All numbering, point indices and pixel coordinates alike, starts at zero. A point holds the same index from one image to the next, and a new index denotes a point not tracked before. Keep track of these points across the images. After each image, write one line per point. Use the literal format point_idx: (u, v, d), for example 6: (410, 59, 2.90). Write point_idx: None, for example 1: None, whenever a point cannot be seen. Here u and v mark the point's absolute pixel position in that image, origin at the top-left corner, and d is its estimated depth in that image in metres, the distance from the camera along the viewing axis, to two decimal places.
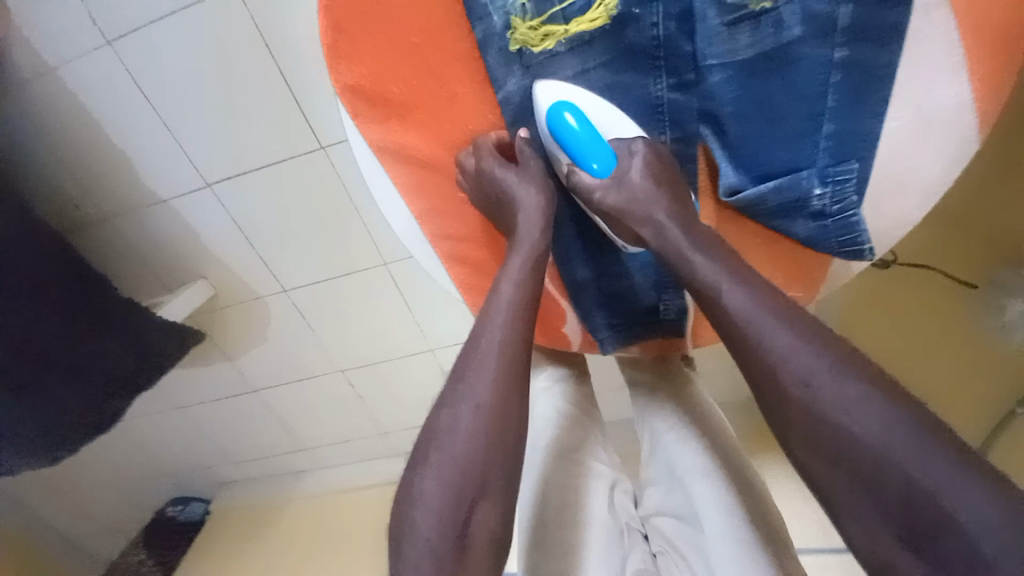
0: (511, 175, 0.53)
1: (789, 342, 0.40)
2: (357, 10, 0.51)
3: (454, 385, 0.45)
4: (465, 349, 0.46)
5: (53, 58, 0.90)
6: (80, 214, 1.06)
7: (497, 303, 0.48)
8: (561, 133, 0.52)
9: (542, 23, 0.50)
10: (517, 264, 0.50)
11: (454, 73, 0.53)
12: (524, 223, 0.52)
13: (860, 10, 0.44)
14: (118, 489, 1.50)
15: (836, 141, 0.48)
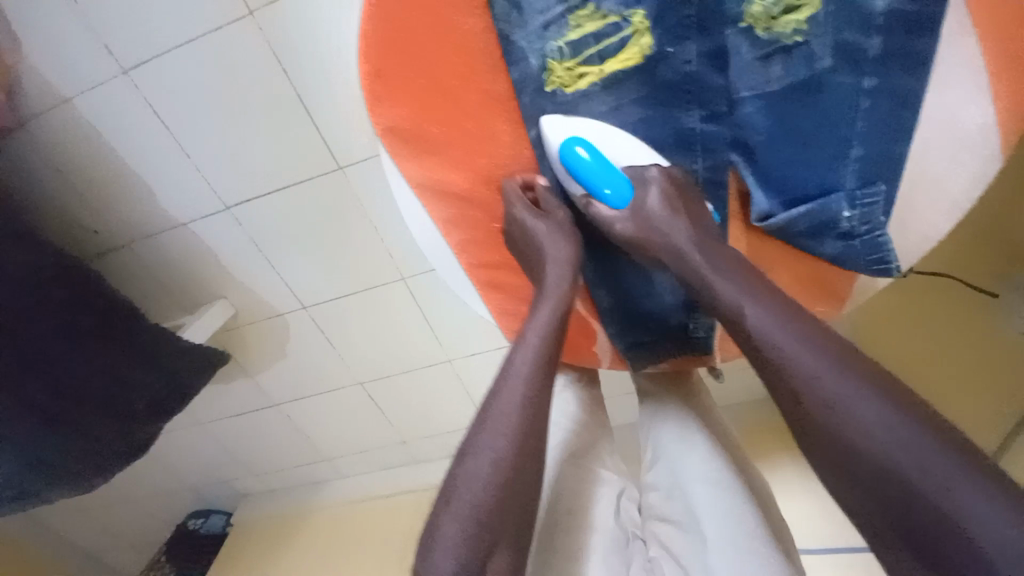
0: (542, 222, 0.54)
1: (814, 363, 0.41)
2: (398, 53, 0.52)
3: (475, 431, 0.47)
4: (491, 393, 0.48)
5: (66, 87, 0.89)
6: (100, 239, 1.07)
7: (521, 349, 0.49)
8: (574, 168, 0.53)
9: (578, 63, 0.52)
10: (545, 314, 0.50)
11: (496, 112, 0.55)
12: (552, 267, 0.53)
13: (890, 41, 0.45)
14: (143, 502, 1.51)
15: (865, 164, 0.49)
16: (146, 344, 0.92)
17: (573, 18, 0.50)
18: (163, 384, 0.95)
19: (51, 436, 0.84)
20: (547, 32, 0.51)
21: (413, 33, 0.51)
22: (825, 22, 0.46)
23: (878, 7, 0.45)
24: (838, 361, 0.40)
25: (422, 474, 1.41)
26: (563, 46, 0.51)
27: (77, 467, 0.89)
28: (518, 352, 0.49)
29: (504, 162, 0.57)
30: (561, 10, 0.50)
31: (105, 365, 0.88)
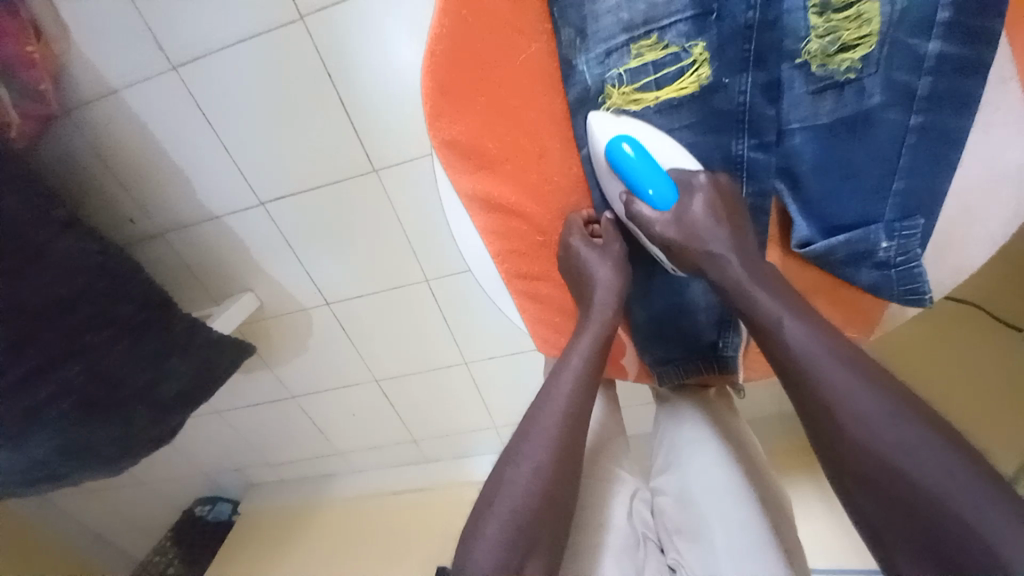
0: (591, 248, 0.58)
1: (847, 382, 0.42)
2: (463, 74, 0.55)
3: (517, 443, 0.50)
4: (533, 405, 0.52)
5: (115, 79, 0.92)
6: (135, 227, 1.09)
7: (565, 371, 0.53)
8: (619, 165, 0.54)
9: (634, 90, 0.54)
10: (586, 340, 0.54)
11: (550, 132, 0.57)
12: (599, 295, 0.56)
13: (940, 82, 0.47)
14: (156, 486, 1.54)
15: (906, 198, 0.50)
16: (180, 334, 0.95)
17: (636, 47, 0.52)
18: (194, 373, 0.97)
19: (88, 420, 0.86)
20: (608, 58, 0.53)
21: (480, 54, 0.54)
22: (878, 62, 0.48)
23: (929, 49, 0.47)
24: (871, 385, 0.41)
25: (431, 473, 1.42)
26: (623, 73, 0.54)
27: (109, 450, 0.91)
28: (563, 373, 0.53)
29: (553, 179, 0.59)
30: (625, 39, 0.52)
31: (141, 354, 0.90)
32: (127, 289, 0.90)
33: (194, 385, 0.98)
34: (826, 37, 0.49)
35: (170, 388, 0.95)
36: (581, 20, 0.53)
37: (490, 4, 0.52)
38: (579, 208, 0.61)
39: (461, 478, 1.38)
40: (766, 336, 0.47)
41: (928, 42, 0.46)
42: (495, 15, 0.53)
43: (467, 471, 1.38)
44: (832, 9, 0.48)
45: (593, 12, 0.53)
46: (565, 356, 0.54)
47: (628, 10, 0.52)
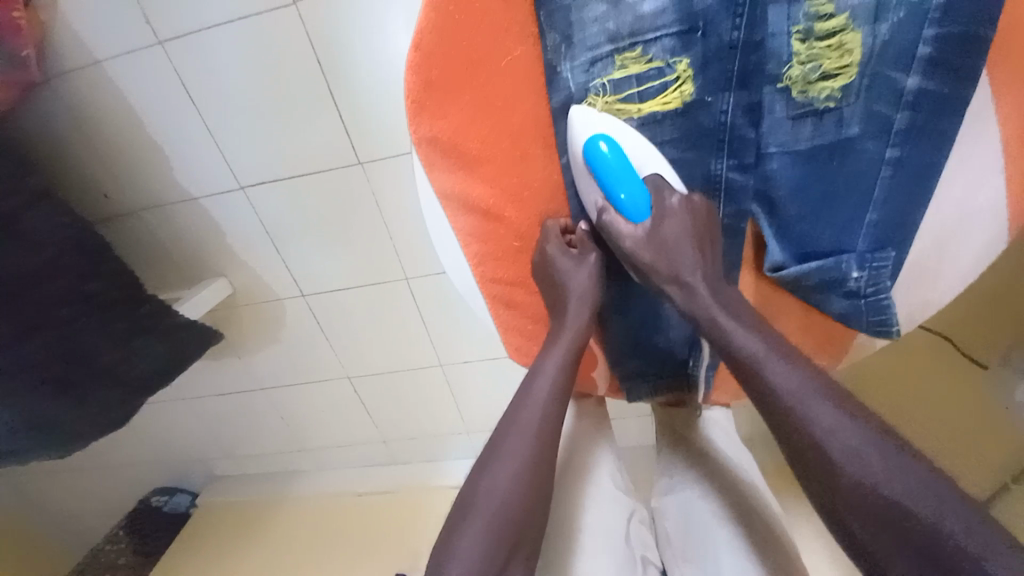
0: (566, 257, 0.57)
1: (833, 419, 0.42)
2: (446, 68, 0.53)
3: (492, 452, 0.49)
4: (509, 412, 0.51)
5: (100, 51, 0.89)
6: (109, 203, 1.06)
7: (539, 377, 0.52)
8: (597, 170, 0.54)
9: (617, 100, 0.54)
10: (560, 349, 0.54)
11: (534, 139, 0.57)
12: (573, 305, 0.56)
13: (918, 116, 0.47)
14: (113, 473, 1.49)
15: (879, 228, 0.51)
16: (147, 316, 0.91)
17: (620, 57, 0.52)
18: (160, 357, 0.94)
19: (49, 399, 0.82)
20: (592, 65, 0.53)
21: (466, 53, 0.53)
22: (858, 92, 0.48)
23: (908, 84, 0.47)
24: None
25: (399, 476, 1.39)
26: (606, 82, 0.53)
27: (71, 431, 0.87)
28: (537, 380, 0.52)
29: (533, 182, 0.59)
30: (610, 49, 0.52)
31: (108, 333, 0.87)
32: (102, 268, 0.87)
33: (158, 368, 0.95)
34: (808, 63, 0.49)
35: (133, 370, 0.91)
36: (567, 26, 0.53)
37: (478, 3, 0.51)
38: (556, 214, 0.61)
39: (430, 482, 1.35)
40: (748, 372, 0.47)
41: (908, 76, 0.47)
42: (482, 14, 0.52)
43: (437, 475, 1.36)
44: (815, 36, 0.48)
45: (579, 19, 0.52)
46: (538, 366, 0.53)
47: (614, 21, 0.51)
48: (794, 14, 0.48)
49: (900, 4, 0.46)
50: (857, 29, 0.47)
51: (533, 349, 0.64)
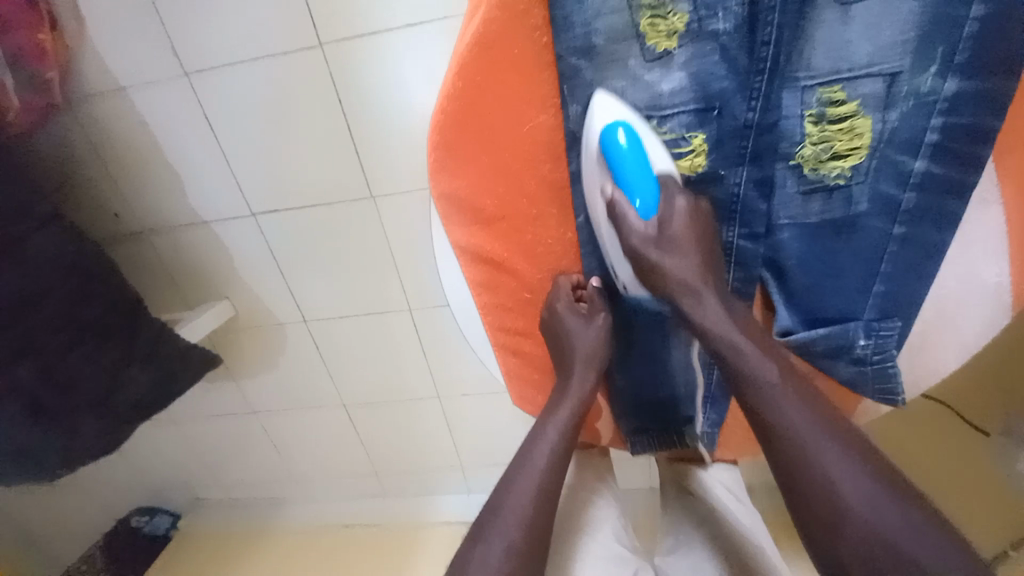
0: (576, 317, 0.58)
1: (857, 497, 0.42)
2: (468, 132, 0.55)
3: (490, 515, 0.51)
4: (512, 468, 0.53)
5: (125, 79, 0.92)
6: (118, 223, 1.07)
7: (540, 442, 0.54)
8: (612, 155, 0.52)
9: None
10: (564, 412, 0.56)
11: (548, 201, 0.58)
12: (578, 364, 0.58)
13: (922, 198, 0.49)
14: (94, 492, 1.45)
15: (885, 300, 0.52)
16: (143, 343, 0.91)
17: None
18: (151, 383, 0.92)
19: (33, 422, 0.80)
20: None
21: (488, 117, 0.54)
22: (866, 174, 0.50)
23: (915, 167, 0.49)
24: None
25: (389, 509, 1.36)
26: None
27: (52, 457, 0.84)
28: (536, 445, 0.54)
29: (546, 242, 0.59)
30: None
31: (102, 357, 0.86)
32: (93, 289, 0.85)
33: (152, 394, 0.93)
34: (819, 144, 0.50)
35: (126, 395, 0.90)
36: (587, 97, 0.53)
37: (503, 77, 0.53)
38: (569, 271, 0.61)
39: (421, 516, 1.33)
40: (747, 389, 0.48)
41: (915, 160, 0.49)
42: (505, 86, 0.53)
43: (427, 510, 1.33)
44: (827, 119, 0.50)
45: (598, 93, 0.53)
46: (539, 431, 0.55)
47: (632, 97, 0.52)
48: (807, 99, 0.49)
49: (908, 95, 0.47)
50: (867, 115, 0.48)
51: (538, 398, 0.65)
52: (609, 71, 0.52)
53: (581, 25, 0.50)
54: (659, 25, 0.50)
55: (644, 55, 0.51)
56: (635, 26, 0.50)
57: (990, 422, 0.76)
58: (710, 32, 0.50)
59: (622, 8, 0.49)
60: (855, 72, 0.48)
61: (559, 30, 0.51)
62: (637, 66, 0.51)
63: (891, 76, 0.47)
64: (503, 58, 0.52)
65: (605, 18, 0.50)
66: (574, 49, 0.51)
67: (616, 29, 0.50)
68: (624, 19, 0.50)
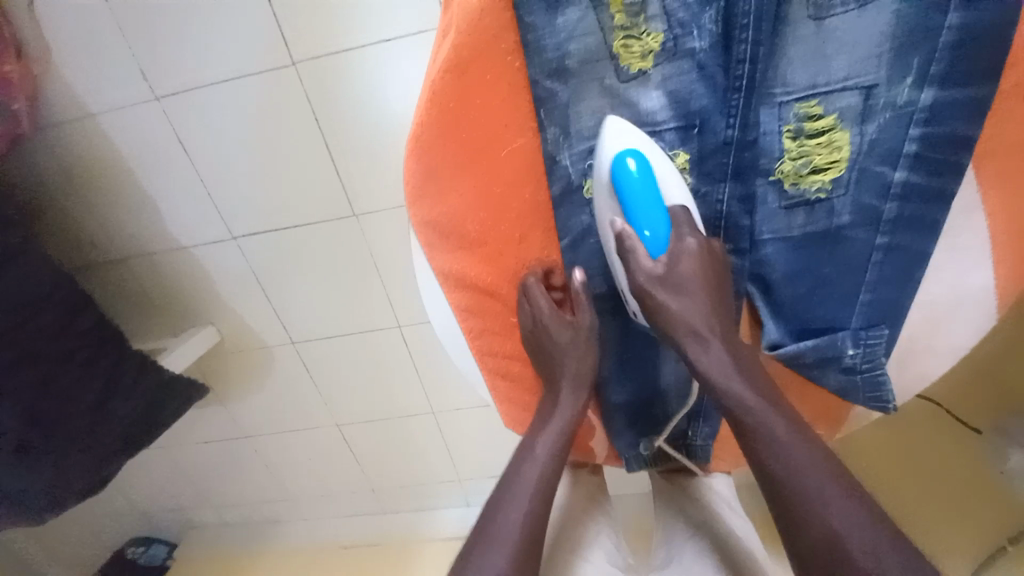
0: (560, 327, 0.58)
1: (846, 522, 0.42)
2: (449, 158, 0.53)
3: (479, 547, 0.50)
4: (501, 485, 0.54)
5: (95, 105, 0.89)
6: (96, 252, 1.05)
7: (531, 459, 0.54)
8: (622, 184, 0.51)
9: None
10: (556, 426, 0.56)
11: (534, 224, 0.58)
12: (568, 382, 0.58)
13: (906, 208, 0.49)
14: (85, 523, 1.41)
15: (872, 309, 0.52)
16: (128, 374, 0.88)
17: None
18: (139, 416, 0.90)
19: (17, 462, 0.78)
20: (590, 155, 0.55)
21: (469, 144, 0.53)
22: (847, 185, 0.50)
23: (895, 177, 0.49)
24: None
25: (388, 526, 1.34)
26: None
27: (36, 498, 0.82)
28: (529, 465, 0.54)
29: (525, 250, 0.59)
30: None
31: (85, 396, 0.83)
32: (74, 326, 0.83)
33: (138, 429, 0.91)
34: (798, 159, 0.50)
35: (111, 433, 0.88)
36: (565, 119, 0.54)
37: (479, 102, 0.52)
38: (540, 262, 0.60)
39: (419, 532, 1.31)
40: (756, 445, 0.47)
41: (895, 170, 0.48)
42: (482, 110, 0.52)
43: (427, 526, 1.31)
44: (805, 135, 0.49)
45: (575, 115, 0.53)
46: (529, 446, 0.55)
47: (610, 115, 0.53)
48: (785, 115, 0.49)
49: (885, 106, 0.47)
50: (845, 129, 0.48)
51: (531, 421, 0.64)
52: (585, 91, 0.52)
53: (555, 47, 0.51)
54: (632, 47, 0.50)
55: (620, 75, 0.51)
56: (609, 48, 0.50)
57: (980, 420, 0.77)
58: (687, 50, 0.50)
59: (595, 30, 0.50)
60: (831, 87, 0.47)
61: (532, 54, 0.51)
62: (614, 86, 0.52)
63: (868, 88, 0.47)
64: (478, 82, 0.51)
65: (578, 40, 0.50)
66: (549, 72, 0.52)
67: (589, 51, 0.51)
68: (597, 41, 0.50)
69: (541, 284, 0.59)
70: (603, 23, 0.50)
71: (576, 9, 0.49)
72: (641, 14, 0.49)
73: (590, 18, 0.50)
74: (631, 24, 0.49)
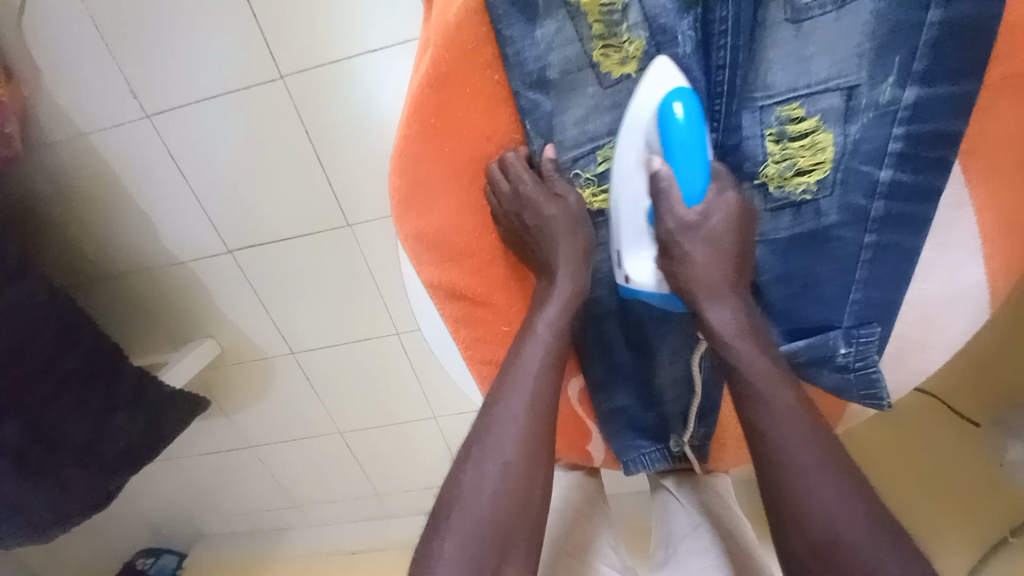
0: (546, 205, 0.54)
1: (848, 519, 0.41)
2: (432, 173, 0.55)
3: (472, 462, 0.47)
4: (470, 438, 0.49)
5: (86, 123, 0.89)
6: (95, 268, 1.05)
7: (533, 346, 0.51)
8: (668, 127, 0.48)
9: (602, 188, 0.55)
10: (552, 313, 0.53)
11: None
12: (562, 272, 0.54)
13: (893, 206, 0.49)
14: (94, 536, 1.43)
15: (864, 307, 0.52)
16: (127, 390, 0.89)
17: (601, 153, 0.54)
18: (140, 432, 0.91)
19: (20, 482, 0.79)
20: (576, 163, 0.54)
21: (452, 157, 0.55)
22: (833, 186, 0.50)
23: (881, 176, 0.48)
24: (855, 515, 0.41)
25: (394, 530, 1.35)
26: (591, 177, 0.55)
27: (41, 516, 0.83)
28: (513, 398, 0.49)
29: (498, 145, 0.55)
30: (590, 148, 0.53)
31: (87, 412, 0.84)
32: (79, 341, 0.84)
33: (141, 445, 0.92)
34: (782, 162, 0.50)
35: (114, 449, 0.88)
36: (547, 130, 0.53)
37: (460, 116, 0.53)
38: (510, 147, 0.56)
39: None
40: (754, 409, 0.47)
41: (881, 169, 0.48)
42: (463, 124, 0.53)
43: None
44: (788, 137, 0.49)
45: (558, 124, 0.53)
46: (528, 335, 0.52)
47: (594, 122, 0.52)
48: (767, 118, 0.49)
49: (869, 106, 0.47)
50: (829, 130, 0.48)
51: None
52: (568, 100, 0.52)
53: (535, 59, 0.51)
54: (612, 54, 0.50)
55: (602, 83, 0.51)
56: (588, 56, 0.50)
57: (981, 413, 0.75)
58: (670, 55, 0.49)
59: (573, 41, 0.50)
60: (813, 88, 0.47)
61: (512, 66, 0.51)
62: (596, 94, 0.51)
63: (849, 89, 0.47)
64: (459, 95, 0.52)
65: (557, 51, 0.50)
66: (531, 84, 0.51)
67: (569, 61, 0.51)
68: (577, 50, 0.50)
69: (516, 163, 0.55)
70: (581, 34, 0.50)
71: (553, 20, 0.49)
72: (621, 23, 0.49)
73: (568, 29, 0.50)
74: (611, 33, 0.49)
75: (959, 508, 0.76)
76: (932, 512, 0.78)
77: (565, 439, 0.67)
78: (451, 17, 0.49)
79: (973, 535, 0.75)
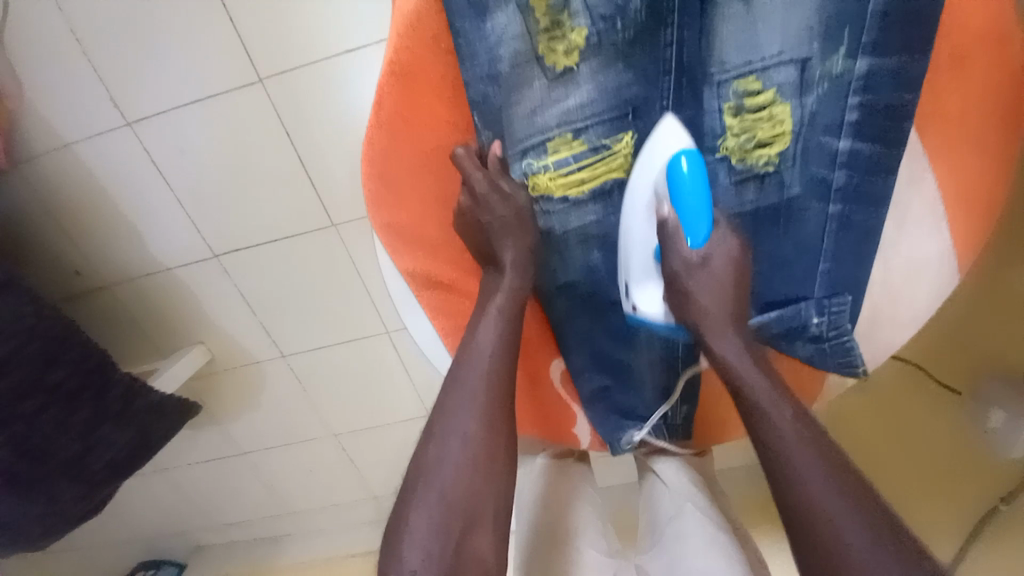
0: (494, 202, 0.55)
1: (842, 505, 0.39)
2: (399, 163, 0.56)
3: (440, 440, 0.48)
4: (434, 415, 0.49)
5: (67, 134, 0.90)
6: (81, 280, 1.06)
7: (484, 323, 0.54)
8: (674, 180, 0.50)
9: (559, 175, 0.55)
10: (498, 306, 0.55)
11: None
12: (512, 263, 0.56)
13: (853, 175, 0.51)
14: (98, 550, 1.44)
15: (832, 276, 0.53)
16: (115, 400, 0.88)
17: (553, 144, 0.54)
18: (127, 443, 0.91)
19: (11, 497, 0.80)
20: (525, 155, 0.55)
21: (416, 146, 0.56)
22: (794, 158, 0.52)
23: (840, 146, 0.50)
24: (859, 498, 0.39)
25: None
26: (545, 166, 0.55)
27: (33, 529, 0.85)
28: (465, 378, 0.50)
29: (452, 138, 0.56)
30: (541, 139, 0.54)
31: (70, 425, 0.83)
32: (59, 357, 0.82)
33: (128, 455, 0.92)
34: (741, 135, 0.52)
35: (98, 461, 0.88)
36: (500, 126, 0.55)
37: (424, 102, 0.54)
38: (466, 143, 0.57)
39: None
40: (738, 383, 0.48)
41: (839, 140, 0.50)
42: (427, 111, 0.55)
43: None
44: (746, 110, 0.50)
45: (510, 117, 0.54)
46: (479, 318, 0.54)
47: (543, 115, 0.53)
48: (724, 93, 0.51)
49: (823, 77, 0.49)
50: (785, 102, 0.50)
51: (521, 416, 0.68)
52: (518, 95, 0.53)
53: (486, 52, 0.52)
54: (556, 46, 0.51)
55: (548, 75, 0.52)
56: (534, 50, 0.51)
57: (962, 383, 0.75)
58: (612, 43, 0.51)
59: (521, 34, 0.51)
60: (767, 62, 0.49)
61: (465, 59, 0.52)
62: (543, 86, 0.52)
63: (802, 62, 0.48)
64: (420, 84, 0.53)
65: (507, 44, 0.51)
66: (482, 77, 0.52)
67: (518, 54, 0.51)
68: (523, 44, 0.51)
69: (470, 158, 0.56)
70: (529, 27, 0.50)
71: (503, 13, 0.50)
72: (564, 12, 0.50)
73: (516, 22, 0.51)
74: (555, 24, 0.50)
75: (948, 480, 0.75)
76: (923, 489, 0.78)
77: (551, 423, 0.69)
78: (410, 7, 0.50)
79: (963, 511, 0.73)
